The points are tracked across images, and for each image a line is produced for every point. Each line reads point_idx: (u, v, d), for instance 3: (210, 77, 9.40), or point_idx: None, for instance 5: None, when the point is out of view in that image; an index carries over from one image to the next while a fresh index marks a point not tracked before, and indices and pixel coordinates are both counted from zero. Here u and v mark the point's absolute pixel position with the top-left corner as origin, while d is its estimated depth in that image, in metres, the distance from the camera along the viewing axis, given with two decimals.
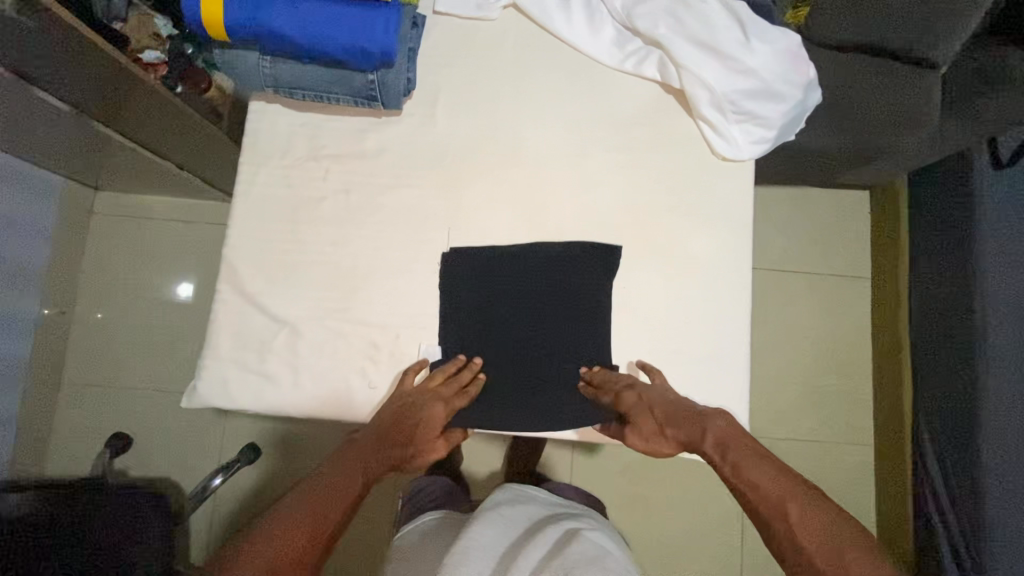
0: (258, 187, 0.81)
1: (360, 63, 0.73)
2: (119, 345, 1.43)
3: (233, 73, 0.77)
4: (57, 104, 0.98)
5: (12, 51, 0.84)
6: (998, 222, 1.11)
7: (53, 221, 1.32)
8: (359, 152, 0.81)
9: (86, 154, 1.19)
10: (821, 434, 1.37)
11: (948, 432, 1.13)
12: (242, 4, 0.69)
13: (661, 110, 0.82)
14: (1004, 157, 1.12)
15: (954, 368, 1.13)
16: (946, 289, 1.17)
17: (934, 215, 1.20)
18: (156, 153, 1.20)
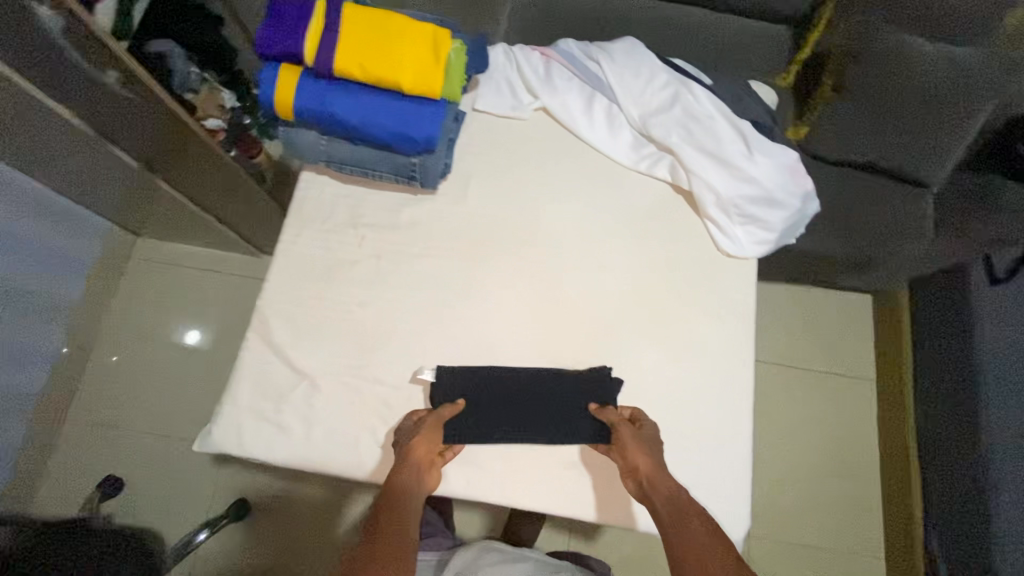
0: (298, 247, 0.88)
1: (406, 147, 0.82)
2: (130, 385, 1.45)
3: (292, 148, 0.86)
4: (124, 157, 1.10)
5: (100, 109, 0.97)
6: (997, 327, 1.14)
7: (93, 260, 1.40)
8: (394, 222, 0.89)
9: (137, 202, 1.29)
10: (823, 539, 1.32)
11: (958, 537, 1.10)
12: (311, 92, 0.79)
13: (671, 207, 0.90)
14: (1000, 270, 1.16)
15: (958, 481, 1.12)
16: (949, 388, 1.18)
17: (938, 314, 1.23)
18: (201, 207, 1.30)
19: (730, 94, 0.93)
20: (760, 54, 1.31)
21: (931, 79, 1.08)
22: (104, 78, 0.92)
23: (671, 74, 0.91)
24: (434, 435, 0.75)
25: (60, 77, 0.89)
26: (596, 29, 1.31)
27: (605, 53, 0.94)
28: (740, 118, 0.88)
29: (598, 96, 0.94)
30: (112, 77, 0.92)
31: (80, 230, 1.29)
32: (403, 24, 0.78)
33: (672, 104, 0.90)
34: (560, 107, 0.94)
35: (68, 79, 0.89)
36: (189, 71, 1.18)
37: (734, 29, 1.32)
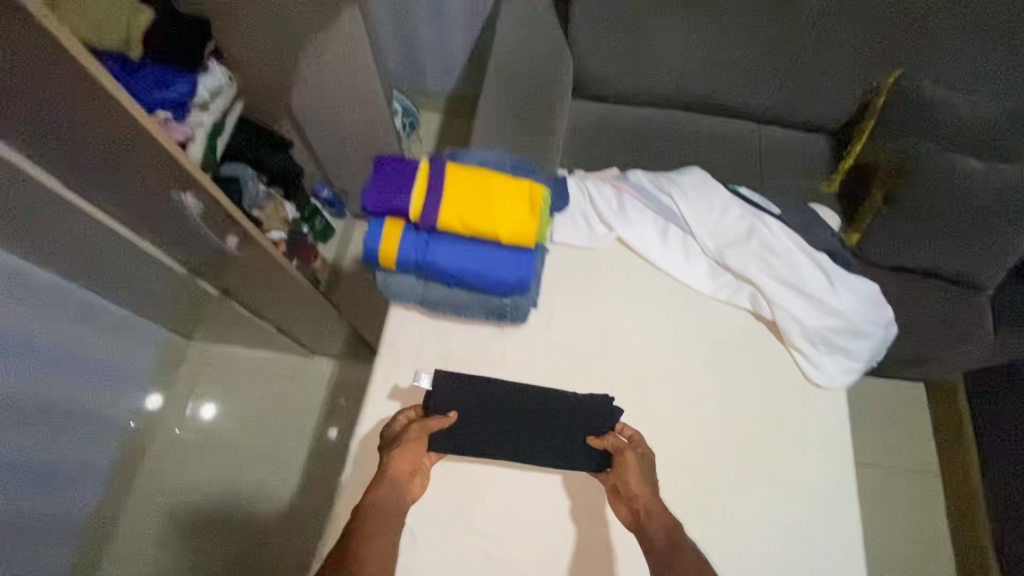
0: (390, 386, 0.88)
1: (501, 291, 0.86)
2: (176, 497, 1.38)
3: (386, 291, 0.88)
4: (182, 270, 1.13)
5: (163, 226, 1.00)
6: None
7: (147, 367, 1.34)
8: (483, 357, 0.90)
9: (192, 310, 1.30)
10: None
11: None
12: (415, 244, 0.83)
13: (755, 336, 0.91)
14: None
15: None
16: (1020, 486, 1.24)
17: (998, 410, 1.31)
18: (257, 313, 1.30)
19: (799, 221, 0.97)
20: (804, 162, 1.37)
21: (978, 194, 1.14)
22: (227, 245, 1.03)
23: (743, 208, 0.96)
24: (421, 443, 0.77)
25: (155, 216, 0.97)
26: (645, 145, 1.38)
27: (677, 187, 0.99)
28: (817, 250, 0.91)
29: (673, 227, 0.98)
30: (230, 242, 1.03)
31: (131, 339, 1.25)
32: (502, 181, 0.83)
33: (750, 238, 0.93)
34: (636, 238, 0.98)
35: (162, 217, 0.97)
36: (257, 191, 1.36)
37: (777, 141, 1.39)
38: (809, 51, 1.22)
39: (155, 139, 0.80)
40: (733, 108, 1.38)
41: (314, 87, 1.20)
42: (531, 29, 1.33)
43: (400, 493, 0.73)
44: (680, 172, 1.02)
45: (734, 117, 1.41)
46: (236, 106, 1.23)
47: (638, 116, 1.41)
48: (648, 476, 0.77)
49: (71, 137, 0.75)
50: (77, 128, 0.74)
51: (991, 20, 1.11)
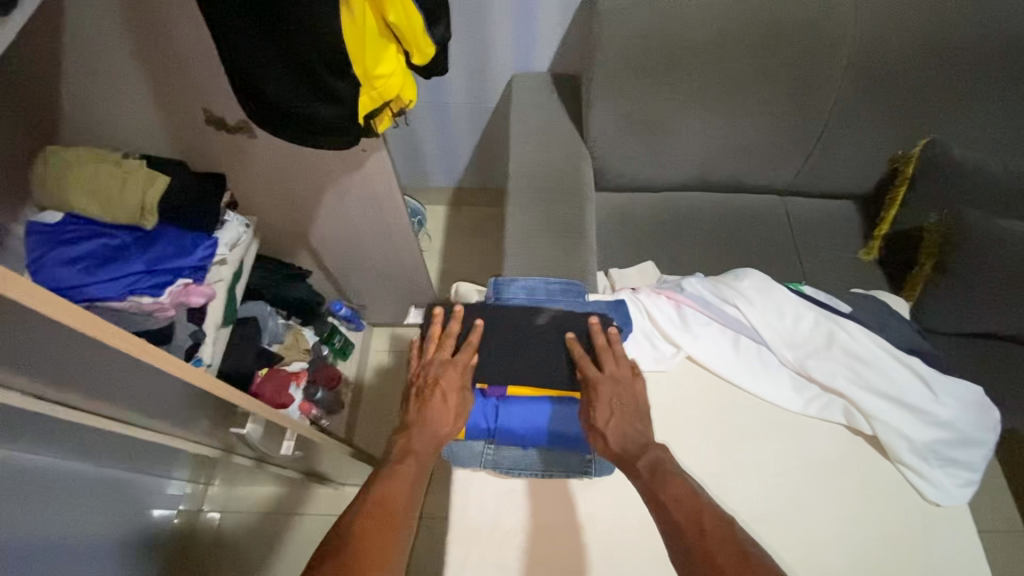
0: (469, 572, 0.72)
1: (579, 448, 0.79)
2: None
3: (452, 460, 0.79)
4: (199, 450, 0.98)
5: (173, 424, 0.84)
6: None
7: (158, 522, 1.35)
8: (571, 522, 0.76)
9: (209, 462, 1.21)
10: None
11: None
12: (485, 411, 0.80)
13: (858, 455, 0.84)
14: None
15: None
16: None
17: None
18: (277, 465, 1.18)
19: (876, 321, 0.92)
20: (836, 231, 1.35)
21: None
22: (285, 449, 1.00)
23: (817, 312, 0.91)
24: (457, 360, 0.79)
25: (190, 423, 0.87)
26: (675, 232, 1.35)
27: (741, 296, 0.94)
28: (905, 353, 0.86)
29: (746, 340, 0.91)
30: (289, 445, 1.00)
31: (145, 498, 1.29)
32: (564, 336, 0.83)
33: (832, 346, 0.88)
34: (708, 357, 0.91)
35: (194, 423, 0.87)
36: (277, 326, 1.29)
37: (806, 212, 1.37)
38: (831, 130, 1.23)
39: (161, 360, 0.64)
40: (757, 184, 1.37)
41: (337, 218, 1.15)
42: (548, 132, 1.32)
43: (440, 434, 0.75)
44: (739, 277, 0.97)
45: (758, 193, 1.40)
46: (255, 244, 1.17)
47: (663, 204, 1.38)
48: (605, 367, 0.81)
49: (59, 368, 0.60)
50: (76, 358, 0.60)
51: (1002, 87, 1.14)
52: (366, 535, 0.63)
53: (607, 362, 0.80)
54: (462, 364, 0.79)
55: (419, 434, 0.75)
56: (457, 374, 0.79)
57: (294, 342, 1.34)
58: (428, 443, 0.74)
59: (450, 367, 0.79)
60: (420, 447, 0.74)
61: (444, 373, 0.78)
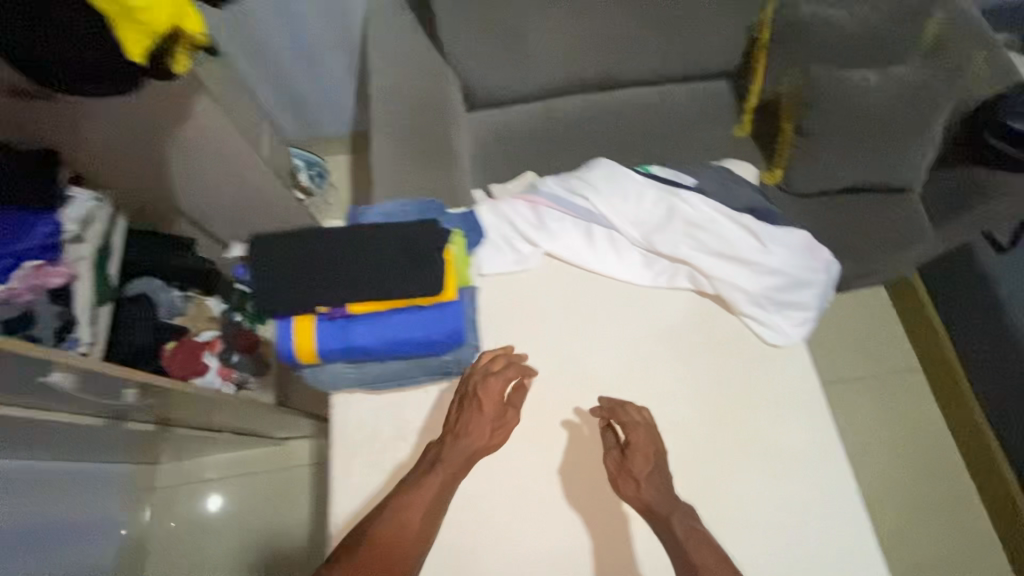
0: (354, 478, 0.83)
1: (437, 349, 0.80)
2: None
3: (320, 383, 0.82)
4: (83, 420, 0.98)
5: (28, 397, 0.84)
6: (1016, 292, 1.32)
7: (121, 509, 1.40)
8: (441, 420, 0.85)
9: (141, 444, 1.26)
10: (933, 550, 1.41)
11: None
12: (332, 333, 0.76)
13: (705, 314, 0.89)
14: (1003, 242, 1.36)
15: None
16: (993, 355, 1.35)
17: (955, 294, 1.43)
18: (183, 425, 1.21)
19: (718, 187, 0.95)
20: (712, 112, 1.36)
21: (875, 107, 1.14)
22: (124, 398, 0.95)
23: (659, 189, 0.93)
24: (495, 379, 0.80)
25: (54, 395, 0.87)
26: (554, 138, 1.35)
27: (590, 186, 0.96)
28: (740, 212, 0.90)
29: (598, 227, 0.94)
30: (130, 396, 0.96)
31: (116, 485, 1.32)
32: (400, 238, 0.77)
33: (675, 219, 0.91)
34: (564, 248, 0.94)
35: (62, 394, 0.88)
36: (171, 298, 1.20)
37: (681, 96, 1.37)
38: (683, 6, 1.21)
39: None
40: (629, 76, 1.36)
41: (198, 182, 1.13)
42: (407, 55, 1.28)
43: (472, 449, 0.78)
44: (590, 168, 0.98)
45: (633, 85, 1.39)
46: (122, 219, 1.16)
47: (541, 110, 1.37)
48: (647, 438, 0.78)
49: None
50: None
51: None
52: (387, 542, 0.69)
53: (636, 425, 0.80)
54: (497, 384, 0.80)
55: (451, 449, 0.77)
56: (491, 394, 0.80)
57: (199, 312, 1.23)
58: (461, 455, 0.77)
59: (491, 393, 0.80)
60: (454, 458, 0.77)
61: (482, 397, 0.79)
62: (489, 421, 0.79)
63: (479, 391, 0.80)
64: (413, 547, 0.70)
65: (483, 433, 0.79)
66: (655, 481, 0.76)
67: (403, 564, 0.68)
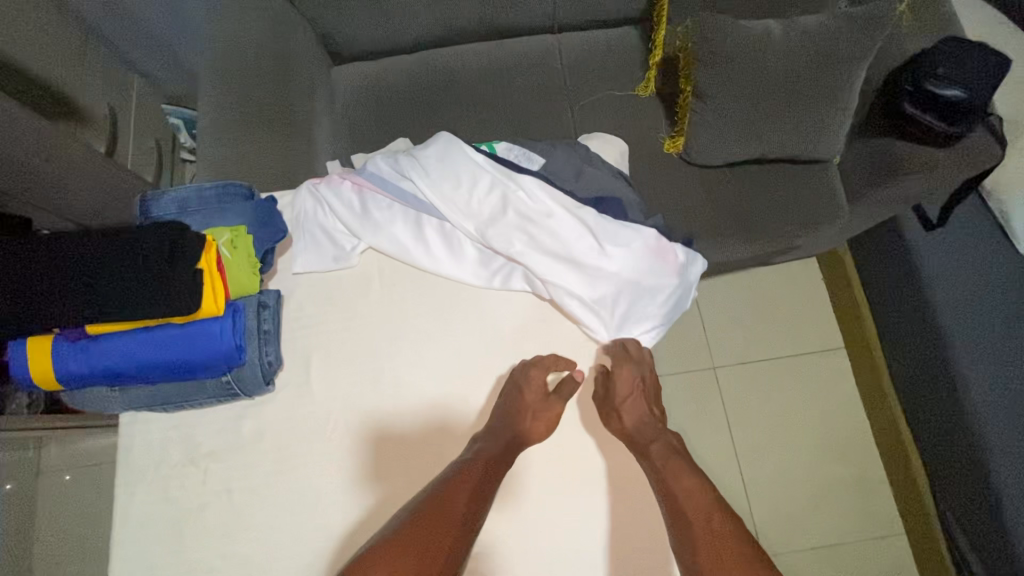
0: (135, 509, 0.74)
1: (207, 372, 0.69)
2: None
3: (87, 408, 0.73)
4: None
5: None
6: (942, 270, 1.20)
7: None
8: (236, 442, 0.76)
9: None
10: (835, 534, 1.37)
11: (956, 472, 1.18)
12: (73, 358, 0.66)
13: (542, 319, 0.78)
14: (932, 218, 1.21)
15: (950, 429, 1.17)
16: (913, 339, 1.25)
17: (883, 272, 1.32)
18: None
19: (568, 168, 0.82)
20: (614, 65, 1.18)
21: (781, 66, 0.99)
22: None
23: (497, 173, 0.80)
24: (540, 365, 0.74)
25: None
26: (432, 94, 1.17)
27: (418, 166, 0.81)
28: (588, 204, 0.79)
29: (427, 216, 0.81)
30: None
31: None
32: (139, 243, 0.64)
33: (512, 211, 0.79)
34: (385, 242, 0.81)
35: None
36: None
37: (581, 46, 1.19)
38: None
39: None
40: (520, 23, 1.18)
41: None
42: None
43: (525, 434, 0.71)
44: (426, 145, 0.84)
45: (526, 33, 1.21)
46: None
47: (419, 64, 1.19)
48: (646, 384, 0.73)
49: None
50: None
51: None
52: (432, 515, 0.61)
53: (635, 363, 0.74)
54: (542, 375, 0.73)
55: (493, 435, 0.70)
56: (540, 381, 0.72)
57: None
58: (505, 440, 0.69)
59: (538, 378, 0.73)
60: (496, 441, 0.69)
61: (531, 381, 0.72)
62: (551, 406, 0.72)
63: (527, 378, 0.73)
64: (451, 544, 0.59)
65: (543, 420, 0.71)
66: (643, 418, 0.71)
67: (446, 561, 0.58)
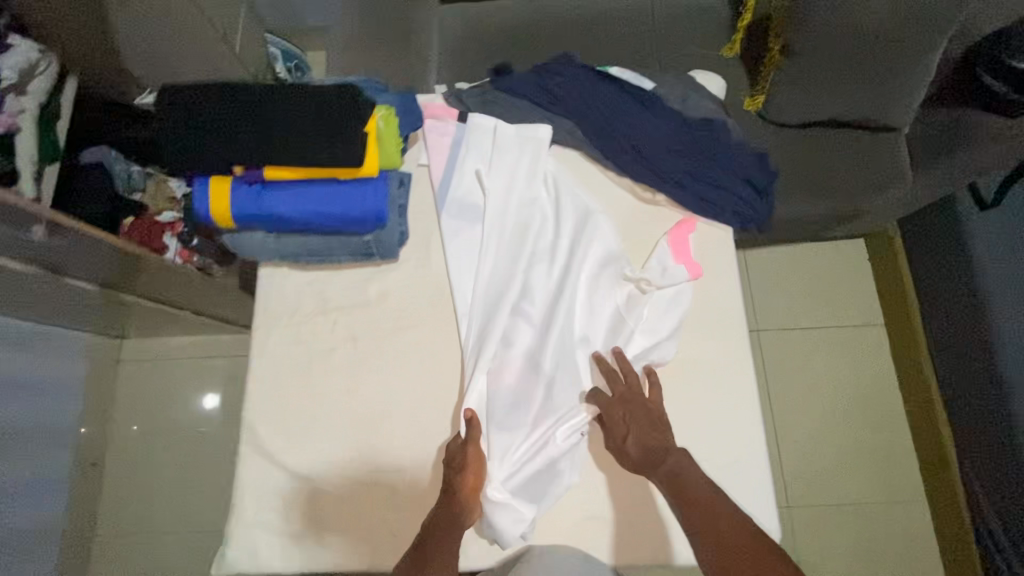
0: (271, 348, 0.85)
1: (355, 229, 0.80)
2: (154, 477, 1.53)
3: (241, 252, 0.83)
4: (21, 268, 0.95)
5: None
6: (991, 248, 1.28)
7: (80, 381, 1.45)
8: (363, 301, 0.86)
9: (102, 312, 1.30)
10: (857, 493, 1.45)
11: (987, 440, 1.26)
12: (248, 199, 0.76)
13: (640, 223, 0.87)
14: (987, 198, 1.31)
15: (985, 399, 1.26)
16: (957, 313, 1.32)
17: (930, 250, 1.39)
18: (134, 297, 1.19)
19: (675, 93, 0.91)
20: (703, 26, 1.27)
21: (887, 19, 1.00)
22: (32, 236, 0.88)
23: (615, 93, 0.91)
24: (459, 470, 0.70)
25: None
26: (533, 36, 1.27)
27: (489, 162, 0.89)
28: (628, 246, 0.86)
29: (472, 208, 0.87)
30: (39, 232, 0.88)
31: (59, 354, 1.37)
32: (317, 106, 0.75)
33: (545, 233, 0.86)
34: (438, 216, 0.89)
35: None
36: (129, 171, 1.18)
37: (669, 7, 1.28)
38: None
39: None
40: None
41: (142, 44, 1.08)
42: None
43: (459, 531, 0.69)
44: (517, 131, 0.89)
45: None
46: (71, 81, 1.13)
47: (523, 8, 1.29)
48: (640, 416, 0.74)
49: None
50: None
51: None
52: None
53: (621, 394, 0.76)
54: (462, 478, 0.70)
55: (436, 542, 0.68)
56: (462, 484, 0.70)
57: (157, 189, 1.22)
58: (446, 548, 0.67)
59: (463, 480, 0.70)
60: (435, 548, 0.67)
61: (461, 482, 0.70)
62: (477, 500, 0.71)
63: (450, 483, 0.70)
64: None
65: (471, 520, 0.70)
66: (641, 446, 0.73)
67: None
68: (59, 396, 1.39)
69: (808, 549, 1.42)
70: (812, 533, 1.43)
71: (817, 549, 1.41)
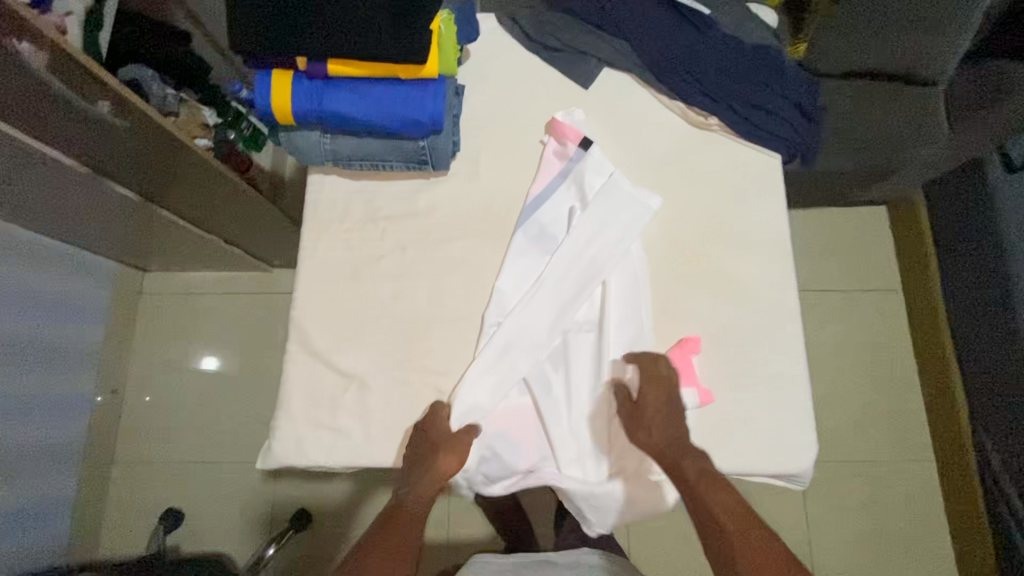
0: (320, 251, 0.86)
1: (411, 132, 0.80)
2: (172, 408, 1.54)
3: (296, 153, 0.84)
4: (74, 165, 0.96)
5: (82, 124, 0.89)
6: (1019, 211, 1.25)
7: (104, 307, 1.45)
8: (413, 211, 0.87)
9: (132, 234, 1.30)
10: (868, 452, 1.46)
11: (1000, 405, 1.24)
12: (308, 93, 0.77)
13: (690, 146, 0.89)
14: (1016, 160, 1.27)
15: (1003, 363, 1.23)
16: (975, 278, 1.32)
17: (954, 214, 1.37)
18: (172, 214, 1.19)
19: (731, 21, 0.93)
20: None
21: None
22: (97, 110, 0.88)
23: (673, 17, 0.92)
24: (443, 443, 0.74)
25: (79, 128, 0.90)
26: None
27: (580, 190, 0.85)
28: (666, 314, 0.84)
29: (549, 237, 0.84)
30: (104, 108, 0.89)
31: (85, 277, 1.37)
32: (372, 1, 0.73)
33: (602, 303, 0.82)
34: (514, 227, 0.86)
35: (93, 131, 0.91)
36: (166, 94, 1.20)
37: None
38: None
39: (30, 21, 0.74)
40: None
41: None
42: None
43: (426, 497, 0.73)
44: (632, 189, 0.85)
45: None
46: None
47: None
48: (671, 416, 0.75)
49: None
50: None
51: None
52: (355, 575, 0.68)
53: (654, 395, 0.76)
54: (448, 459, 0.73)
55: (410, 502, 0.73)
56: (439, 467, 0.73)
57: (192, 116, 1.24)
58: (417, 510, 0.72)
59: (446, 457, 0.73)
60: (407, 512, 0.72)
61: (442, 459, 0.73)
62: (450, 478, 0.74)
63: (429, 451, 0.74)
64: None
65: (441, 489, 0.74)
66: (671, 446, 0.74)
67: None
68: (85, 318, 1.39)
69: (818, 503, 1.44)
70: (823, 488, 1.45)
71: (826, 502, 1.44)
